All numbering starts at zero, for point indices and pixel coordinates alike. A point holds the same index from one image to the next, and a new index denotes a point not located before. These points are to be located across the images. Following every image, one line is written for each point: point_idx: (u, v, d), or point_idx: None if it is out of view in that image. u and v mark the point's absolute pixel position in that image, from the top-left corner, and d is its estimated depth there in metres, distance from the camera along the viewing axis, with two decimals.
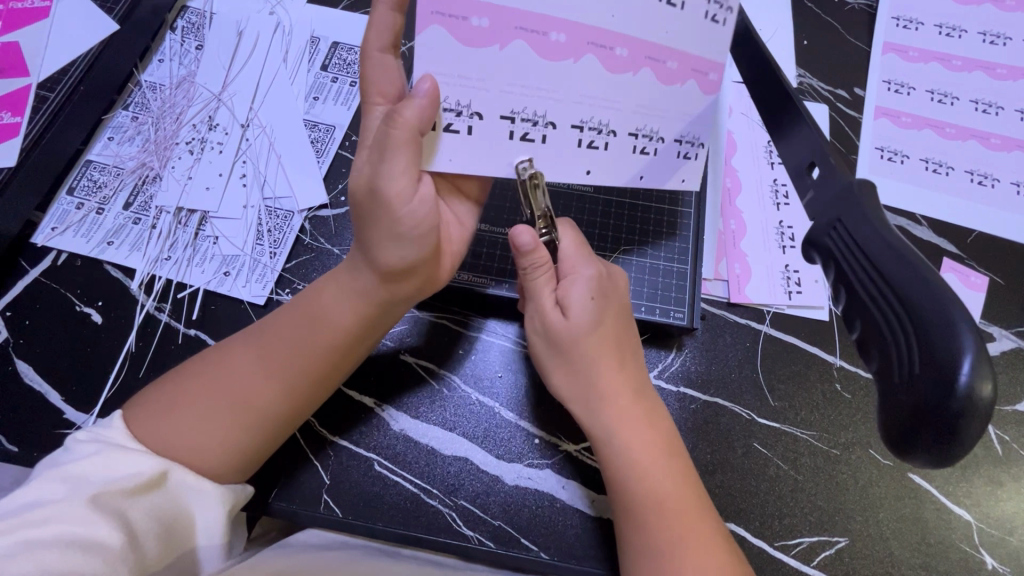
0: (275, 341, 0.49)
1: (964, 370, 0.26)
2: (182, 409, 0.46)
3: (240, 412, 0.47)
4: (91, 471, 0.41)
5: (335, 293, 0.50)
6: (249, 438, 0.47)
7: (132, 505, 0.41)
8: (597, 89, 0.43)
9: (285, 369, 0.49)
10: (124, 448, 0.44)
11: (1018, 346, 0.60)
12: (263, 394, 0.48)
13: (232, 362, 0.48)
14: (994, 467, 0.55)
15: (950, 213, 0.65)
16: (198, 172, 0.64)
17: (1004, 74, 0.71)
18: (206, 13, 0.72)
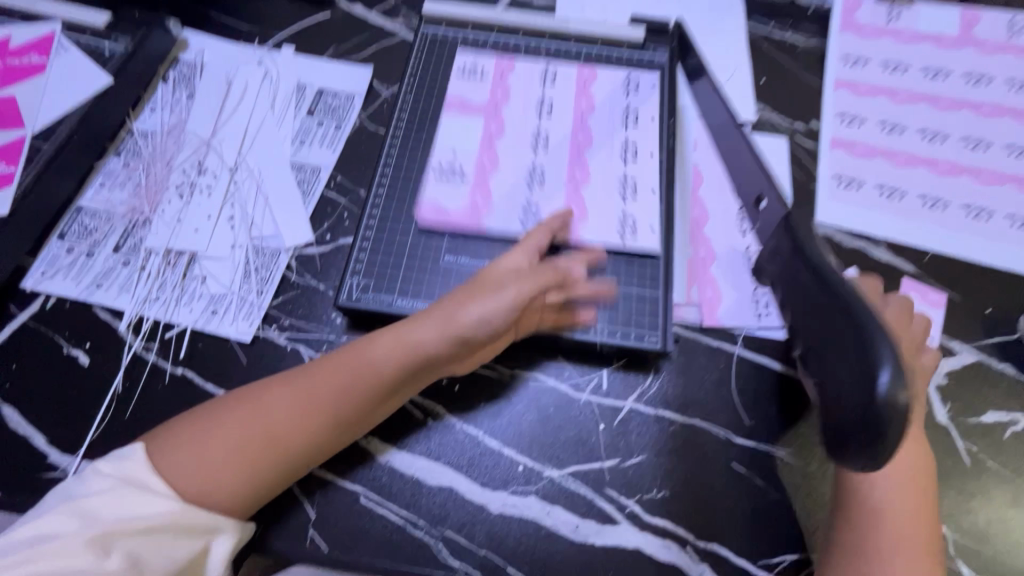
0: (320, 389, 0.52)
1: (883, 382, 0.32)
2: (217, 452, 0.49)
3: (276, 461, 0.50)
4: (101, 508, 0.46)
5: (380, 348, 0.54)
6: (279, 486, 0.51)
7: (138, 541, 0.45)
8: (558, 152, 0.67)
9: (323, 418, 0.52)
10: (131, 485, 0.47)
11: (980, 359, 0.62)
12: (302, 446, 0.51)
13: (273, 406, 0.51)
14: (963, 478, 0.57)
15: (906, 235, 0.69)
16: (187, 214, 0.66)
17: (947, 105, 0.76)
18: (196, 65, 0.76)
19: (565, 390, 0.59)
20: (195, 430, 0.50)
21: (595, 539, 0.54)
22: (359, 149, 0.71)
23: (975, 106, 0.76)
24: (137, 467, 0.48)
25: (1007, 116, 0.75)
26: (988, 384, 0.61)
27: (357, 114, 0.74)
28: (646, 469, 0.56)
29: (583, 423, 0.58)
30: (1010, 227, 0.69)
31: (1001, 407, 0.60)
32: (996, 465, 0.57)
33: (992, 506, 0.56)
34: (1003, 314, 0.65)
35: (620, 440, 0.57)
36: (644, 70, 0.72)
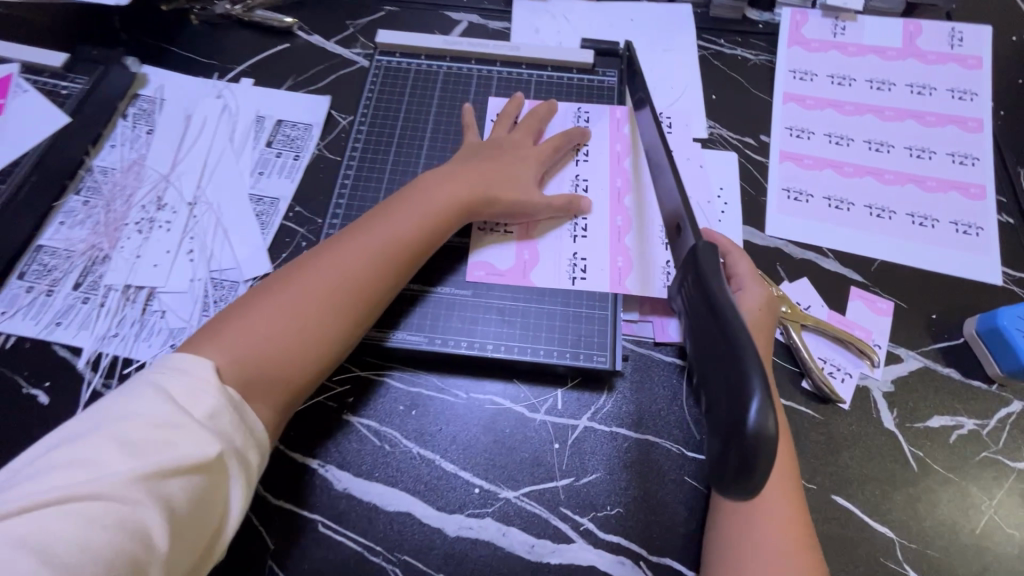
0: (350, 266, 0.58)
1: (754, 411, 0.33)
2: (267, 313, 0.54)
3: (310, 289, 0.56)
4: (138, 432, 0.44)
5: (396, 235, 0.59)
6: (315, 283, 0.56)
7: (168, 475, 0.44)
8: (601, 186, 0.69)
9: (357, 270, 0.57)
10: (181, 416, 0.46)
11: (925, 365, 0.63)
12: (336, 265, 0.57)
13: (311, 299, 0.56)
14: (910, 484, 0.58)
15: (854, 245, 0.70)
16: (145, 250, 0.67)
17: (892, 116, 0.78)
18: (156, 100, 0.77)
19: (521, 410, 0.60)
20: (228, 320, 0.54)
21: (551, 558, 0.54)
22: (317, 179, 0.73)
23: (919, 116, 0.78)
24: (183, 396, 0.47)
25: (950, 125, 0.77)
26: (934, 389, 0.62)
27: (315, 144, 0.75)
28: (600, 487, 0.57)
29: (538, 443, 0.59)
30: (955, 233, 0.71)
31: (947, 411, 0.61)
32: (942, 470, 0.59)
33: (939, 511, 0.57)
34: (948, 320, 0.66)
35: (575, 458, 0.58)
36: (606, 102, 0.75)
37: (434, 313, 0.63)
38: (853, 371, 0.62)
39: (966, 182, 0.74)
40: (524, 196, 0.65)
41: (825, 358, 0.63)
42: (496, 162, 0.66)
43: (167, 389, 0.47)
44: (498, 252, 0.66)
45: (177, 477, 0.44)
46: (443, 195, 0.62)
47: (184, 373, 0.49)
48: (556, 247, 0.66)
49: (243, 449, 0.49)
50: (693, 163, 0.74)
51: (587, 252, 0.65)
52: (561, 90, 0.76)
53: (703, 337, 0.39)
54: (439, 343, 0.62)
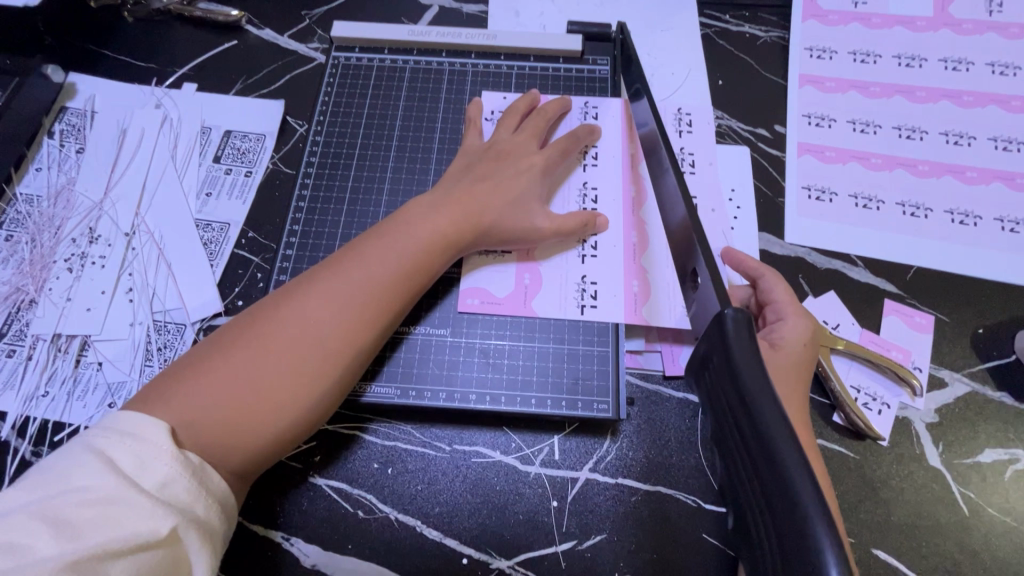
0: (328, 299, 0.48)
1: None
2: (227, 364, 0.45)
3: (282, 332, 0.47)
4: (73, 513, 0.35)
5: (390, 267, 0.51)
6: (290, 324, 0.47)
7: (110, 563, 0.35)
8: (610, 197, 0.60)
9: (341, 310, 0.48)
10: (129, 485, 0.37)
11: (972, 389, 0.55)
12: (312, 300, 0.48)
13: (281, 343, 0.46)
14: (961, 530, 0.50)
15: (885, 250, 0.61)
16: (78, 291, 0.59)
17: (924, 97, 0.68)
18: (86, 113, 0.68)
19: (512, 463, 0.52)
20: (190, 369, 0.45)
21: None
22: (272, 198, 0.64)
23: (955, 96, 0.68)
24: (130, 459, 0.38)
25: (991, 105, 0.68)
26: (983, 417, 0.54)
27: (270, 156, 0.66)
28: (606, 551, 0.50)
29: (533, 501, 0.51)
30: (1001, 231, 0.62)
31: (1000, 443, 0.53)
32: (998, 513, 0.51)
33: (995, 561, 0.50)
34: (996, 334, 0.58)
35: (577, 518, 0.51)
36: (599, 95, 0.65)
37: (408, 358, 0.55)
38: (891, 400, 0.54)
39: (1012, 171, 0.65)
40: (529, 213, 0.56)
41: (857, 386, 0.55)
42: (496, 174, 0.57)
43: (110, 451, 0.38)
44: (493, 278, 0.57)
45: (123, 557, 0.35)
46: (440, 221, 0.53)
47: (131, 431, 0.39)
48: (560, 269, 0.57)
49: (206, 517, 0.40)
50: (701, 162, 0.65)
51: (596, 275, 0.57)
52: (547, 83, 0.66)
53: (746, 469, 0.33)
54: (414, 395, 0.54)
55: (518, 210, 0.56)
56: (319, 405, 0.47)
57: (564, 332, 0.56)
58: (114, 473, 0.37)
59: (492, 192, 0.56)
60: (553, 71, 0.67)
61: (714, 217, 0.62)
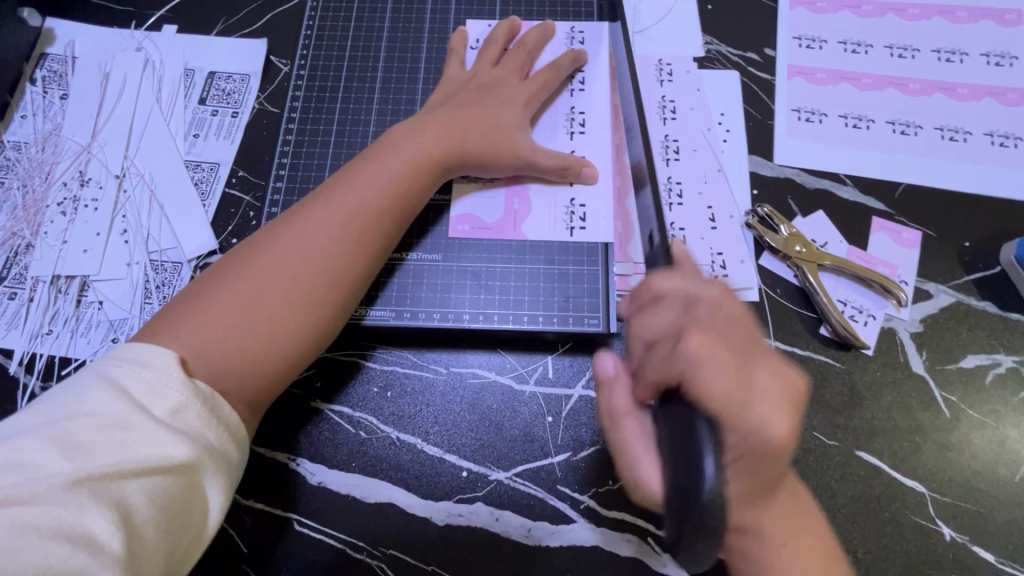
0: (319, 225, 0.49)
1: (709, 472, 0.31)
2: (226, 294, 0.45)
3: (278, 258, 0.47)
4: (88, 435, 0.37)
5: (380, 192, 0.51)
6: (284, 251, 0.47)
7: (126, 483, 0.37)
8: (598, 123, 0.60)
9: (335, 236, 0.49)
10: (141, 414, 0.38)
11: (957, 300, 0.56)
12: (303, 228, 0.49)
13: (278, 270, 0.47)
14: (942, 431, 0.52)
15: (874, 169, 0.61)
16: (73, 234, 0.59)
17: (917, 14, 0.67)
18: (67, 59, 0.67)
19: (508, 382, 0.54)
20: (193, 301, 0.45)
21: (551, 541, 0.50)
22: (260, 137, 0.63)
23: (948, 12, 0.67)
24: (142, 387, 0.39)
25: (984, 20, 0.67)
26: (967, 326, 0.56)
27: (255, 96, 0.65)
28: (600, 460, 0.52)
29: (529, 417, 0.53)
30: (990, 146, 0.62)
31: (982, 349, 0.55)
32: (978, 414, 0.53)
33: (973, 459, 0.52)
34: (982, 247, 0.59)
35: (572, 431, 0.52)
36: (585, 20, 0.64)
37: (401, 284, 0.56)
38: (877, 312, 0.55)
39: (1003, 86, 0.64)
40: (512, 140, 0.56)
41: (844, 300, 0.56)
42: (478, 103, 0.56)
43: (121, 380, 0.39)
44: (483, 204, 0.58)
45: (137, 477, 0.37)
46: (423, 147, 0.53)
47: (140, 360, 0.40)
48: (549, 193, 0.57)
49: (220, 446, 0.41)
50: (690, 89, 0.65)
51: (583, 198, 0.57)
52: (532, 11, 0.65)
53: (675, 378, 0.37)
54: (409, 318, 0.55)
55: (500, 134, 0.56)
56: (324, 328, 0.48)
57: (555, 254, 0.56)
58: (127, 401, 0.38)
59: (480, 117, 0.56)
60: None
61: (702, 147, 0.62)
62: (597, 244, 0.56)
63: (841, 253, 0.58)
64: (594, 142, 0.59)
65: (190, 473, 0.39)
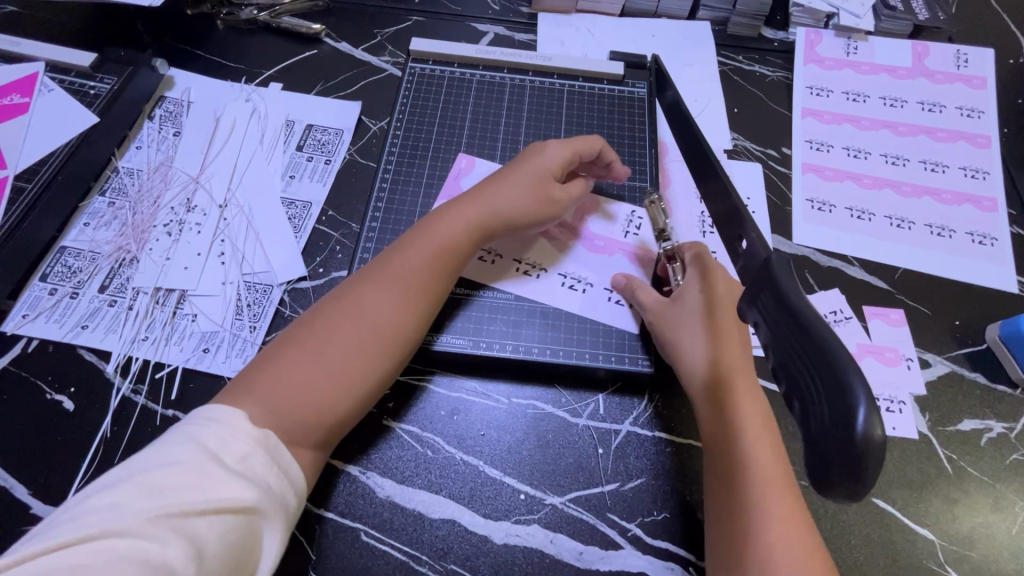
0: (376, 289, 0.55)
1: (860, 420, 0.31)
2: (294, 360, 0.51)
3: (339, 324, 0.53)
4: (172, 481, 0.41)
5: (426, 255, 0.58)
6: (346, 316, 0.53)
7: (201, 525, 0.40)
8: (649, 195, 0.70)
9: (391, 299, 0.55)
10: (217, 462, 0.43)
11: (952, 370, 0.65)
12: (364, 296, 0.55)
13: (339, 333, 0.52)
14: (947, 486, 0.59)
15: (876, 254, 0.72)
16: (176, 252, 0.66)
17: (906, 131, 0.81)
18: (183, 103, 0.76)
19: (564, 415, 0.60)
20: (265, 368, 0.50)
21: (600, 565, 0.54)
22: (350, 183, 0.72)
23: (931, 131, 0.81)
24: (214, 438, 0.44)
25: (960, 140, 0.81)
26: (962, 393, 0.64)
27: (347, 149, 0.75)
28: (645, 492, 0.57)
29: (583, 447, 0.58)
30: (971, 243, 0.73)
31: (976, 415, 0.63)
32: (975, 472, 0.60)
33: (975, 513, 0.58)
34: (970, 326, 0.68)
35: (620, 463, 0.58)
36: (637, 111, 0.76)
37: (477, 316, 0.63)
38: (905, 397, 0.62)
39: (979, 195, 0.77)
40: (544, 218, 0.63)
41: (878, 394, 0.62)
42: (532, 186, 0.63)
43: (200, 434, 0.44)
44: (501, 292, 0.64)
45: (210, 519, 0.41)
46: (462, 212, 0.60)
47: (214, 416, 0.45)
48: (569, 258, 0.67)
49: (279, 490, 0.45)
50: None
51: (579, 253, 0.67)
52: (592, 100, 0.77)
53: (782, 331, 0.37)
54: (484, 346, 0.61)
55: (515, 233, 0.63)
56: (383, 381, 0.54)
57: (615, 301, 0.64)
58: (202, 451, 0.43)
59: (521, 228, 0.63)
60: (599, 91, 0.78)
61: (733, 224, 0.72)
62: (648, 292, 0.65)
63: (861, 340, 0.65)
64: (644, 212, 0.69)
65: (253, 514, 0.43)
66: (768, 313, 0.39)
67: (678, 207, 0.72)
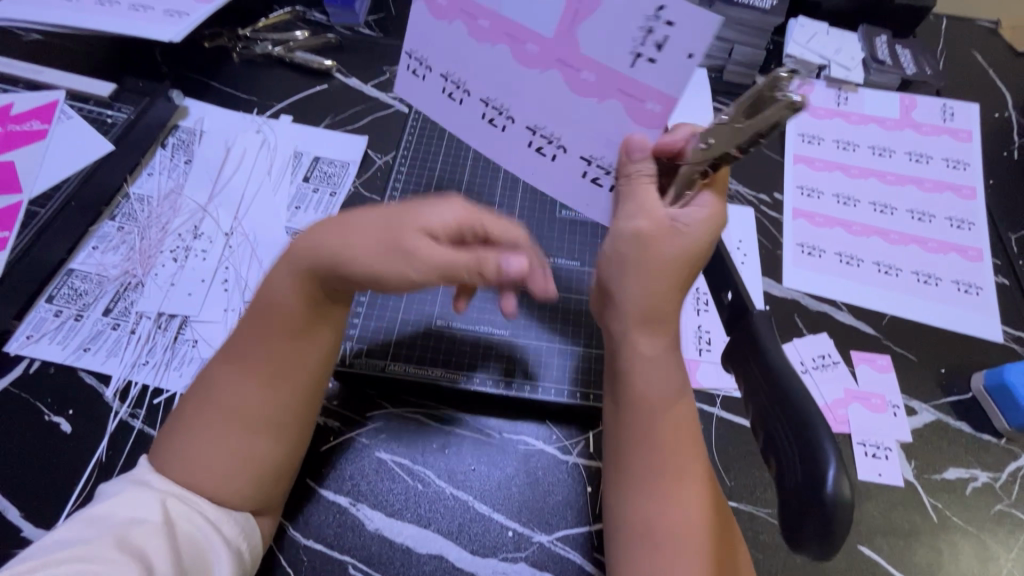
0: (243, 352, 0.51)
1: (830, 479, 0.34)
2: (182, 441, 0.49)
3: (213, 405, 0.50)
4: (115, 508, 0.44)
5: (282, 304, 0.51)
6: (219, 392, 0.50)
7: (148, 538, 0.43)
8: None
9: (261, 367, 0.51)
10: (145, 488, 0.46)
11: (938, 418, 0.66)
12: (226, 372, 0.51)
13: (215, 409, 0.50)
14: (932, 535, 0.59)
15: (864, 300, 0.74)
16: (180, 278, 0.67)
17: (894, 180, 0.83)
18: (196, 132, 0.79)
19: (554, 452, 0.61)
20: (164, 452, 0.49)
21: None
22: None
23: (918, 181, 0.84)
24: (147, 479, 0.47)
25: (947, 191, 0.83)
26: (947, 441, 0.65)
27: (352, 181, 0.77)
28: None
29: (572, 484, 0.59)
30: (956, 291, 0.75)
31: (961, 464, 0.63)
32: (961, 522, 0.60)
33: (960, 563, 0.58)
34: (956, 374, 0.69)
35: None
36: None
37: (473, 351, 0.64)
38: (891, 444, 0.63)
39: (964, 245, 0.79)
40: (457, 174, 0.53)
41: (864, 440, 0.63)
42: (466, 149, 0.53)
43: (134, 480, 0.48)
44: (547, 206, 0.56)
45: (157, 532, 0.43)
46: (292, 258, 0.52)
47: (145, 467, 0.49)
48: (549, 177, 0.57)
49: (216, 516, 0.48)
50: None
51: (652, 110, 0.48)
52: None
53: (760, 384, 0.40)
54: (478, 381, 0.62)
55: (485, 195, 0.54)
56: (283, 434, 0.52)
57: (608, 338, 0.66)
58: (140, 486, 0.47)
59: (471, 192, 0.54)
60: None
61: None
62: None
63: (848, 385, 0.66)
64: None
65: (181, 526, 0.45)
66: (749, 375, 0.42)
67: None
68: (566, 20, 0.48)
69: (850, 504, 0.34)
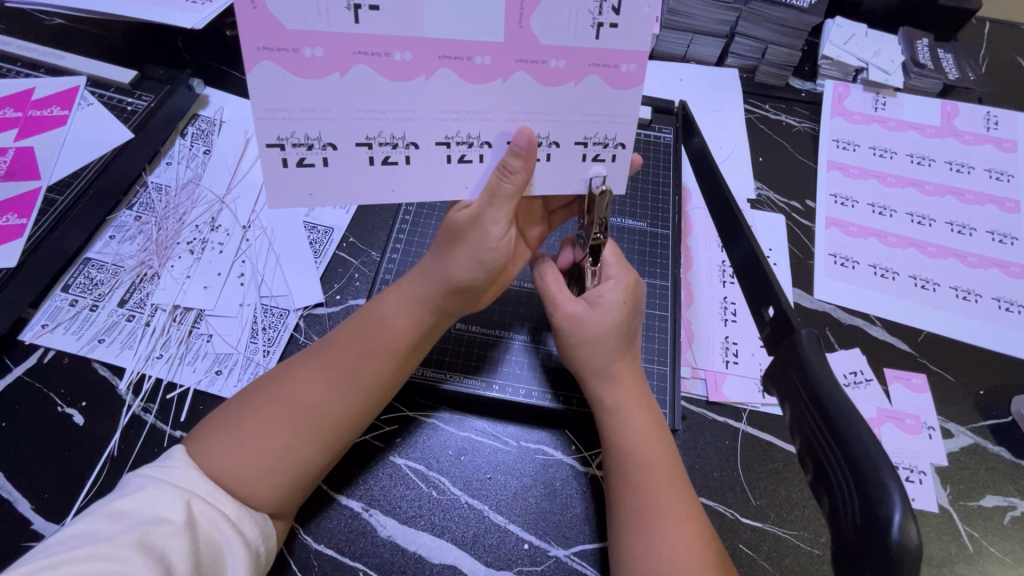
0: (336, 361, 0.51)
1: (894, 521, 0.31)
2: (241, 436, 0.48)
3: (281, 406, 0.49)
4: (130, 505, 0.43)
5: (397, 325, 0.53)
6: (294, 398, 0.50)
7: (162, 539, 0.41)
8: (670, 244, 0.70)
9: (332, 380, 0.51)
10: (166, 484, 0.44)
11: (975, 442, 0.63)
12: (305, 377, 0.51)
13: (278, 411, 0.49)
14: (967, 565, 0.57)
15: (899, 315, 0.71)
16: (196, 271, 0.66)
17: (933, 190, 0.80)
18: (216, 122, 0.78)
19: (573, 463, 0.59)
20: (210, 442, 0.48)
21: None
22: (373, 211, 0.73)
23: (958, 193, 0.80)
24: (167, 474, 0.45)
25: (988, 204, 0.79)
26: (984, 466, 0.62)
27: None
28: None
29: (590, 498, 0.57)
30: (997, 309, 0.72)
31: (999, 491, 0.61)
32: (999, 552, 0.57)
33: None
34: (995, 396, 0.66)
35: None
36: (663, 156, 0.76)
37: (493, 359, 0.62)
38: (926, 467, 0.61)
39: (1007, 261, 0.75)
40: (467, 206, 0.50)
41: (897, 462, 0.61)
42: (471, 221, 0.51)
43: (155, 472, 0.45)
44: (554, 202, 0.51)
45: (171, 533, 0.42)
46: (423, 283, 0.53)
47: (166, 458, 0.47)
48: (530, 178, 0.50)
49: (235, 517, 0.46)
50: None
51: (628, 71, 0.46)
52: None
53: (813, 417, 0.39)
54: (496, 389, 0.60)
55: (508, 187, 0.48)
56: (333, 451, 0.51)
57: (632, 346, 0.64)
58: (159, 481, 0.45)
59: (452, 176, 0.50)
60: None
61: None
62: (666, 342, 0.64)
63: (880, 405, 0.64)
64: (666, 260, 0.69)
65: (200, 525, 0.43)
66: (800, 405, 0.41)
67: (698, 257, 0.72)
68: (511, 21, 0.44)
69: (920, 552, 0.31)
